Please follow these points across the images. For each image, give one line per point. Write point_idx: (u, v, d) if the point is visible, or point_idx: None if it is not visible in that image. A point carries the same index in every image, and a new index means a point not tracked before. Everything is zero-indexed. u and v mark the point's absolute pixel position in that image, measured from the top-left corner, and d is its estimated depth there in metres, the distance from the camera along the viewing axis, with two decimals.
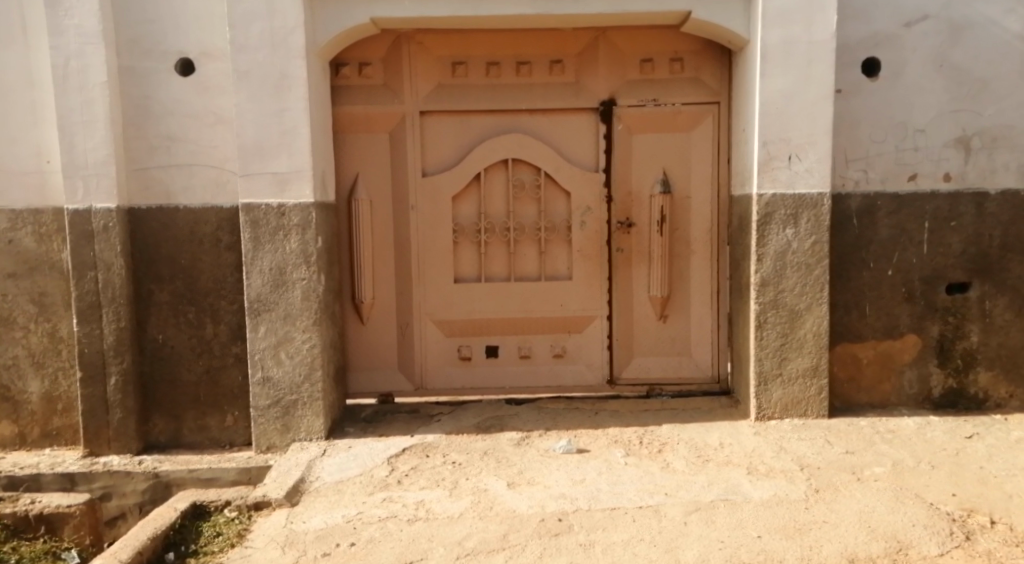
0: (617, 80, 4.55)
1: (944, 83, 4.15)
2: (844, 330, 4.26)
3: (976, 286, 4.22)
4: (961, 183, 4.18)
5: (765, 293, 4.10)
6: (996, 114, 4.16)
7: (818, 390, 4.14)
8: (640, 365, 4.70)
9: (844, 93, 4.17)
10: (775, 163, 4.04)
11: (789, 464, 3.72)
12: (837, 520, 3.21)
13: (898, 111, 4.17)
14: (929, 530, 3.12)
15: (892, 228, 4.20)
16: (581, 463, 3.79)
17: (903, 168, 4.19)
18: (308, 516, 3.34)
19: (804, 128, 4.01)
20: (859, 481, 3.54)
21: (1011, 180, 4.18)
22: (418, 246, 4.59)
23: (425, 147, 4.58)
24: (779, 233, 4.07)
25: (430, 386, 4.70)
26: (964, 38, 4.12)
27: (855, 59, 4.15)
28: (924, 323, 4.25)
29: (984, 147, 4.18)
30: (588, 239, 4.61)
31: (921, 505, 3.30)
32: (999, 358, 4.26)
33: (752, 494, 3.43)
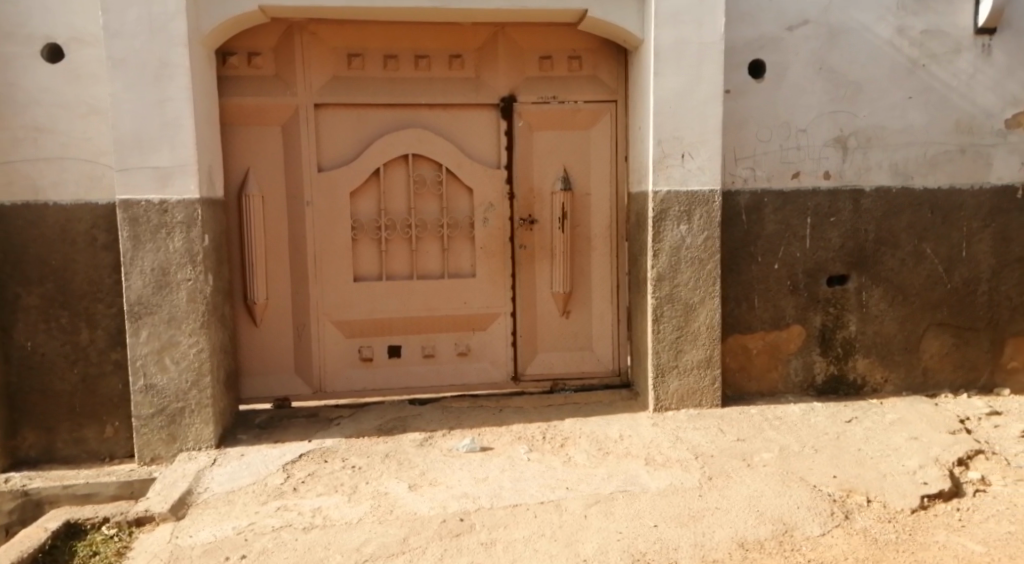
0: (517, 77, 4.54)
1: (823, 86, 4.36)
2: (735, 322, 4.42)
3: (853, 278, 4.47)
4: (839, 180, 4.42)
5: (661, 288, 4.20)
6: (870, 115, 4.41)
7: (712, 380, 4.29)
8: (543, 361, 4.72)
9: (733, 93, 4.32)
10: (669, 160, 4.14)
11: (684, 453, 3.83)
12: (728, 506, 3.32)
13: (782, 112, 4.36)
14: (811, 511, 3.28)
15: (777, 223, 4.39)
16: (484, 461, 3.77)
17: (787, 166, 4.38)
18: (195, 529, 3.17)
19: (696, 127, 4.13)
20: (749, 466, 3.68)
21: (884, 178, 4.44)
22: (314, 244, 4.45)
23: (320, 141, 4.44)
24: (673, 229, 4.18)
25: (329, 389, 4.55)
26: (841, 42, 4.34)
27: (742, 60, 4.30)
28: (808, 314, 4.46)
29: (860, 146, 4.42)
30: (491, 235, 4.59)
31: (805, 487, 3.47)
32: (874, 346, 4.53)
33: (649, 484, 3.51)
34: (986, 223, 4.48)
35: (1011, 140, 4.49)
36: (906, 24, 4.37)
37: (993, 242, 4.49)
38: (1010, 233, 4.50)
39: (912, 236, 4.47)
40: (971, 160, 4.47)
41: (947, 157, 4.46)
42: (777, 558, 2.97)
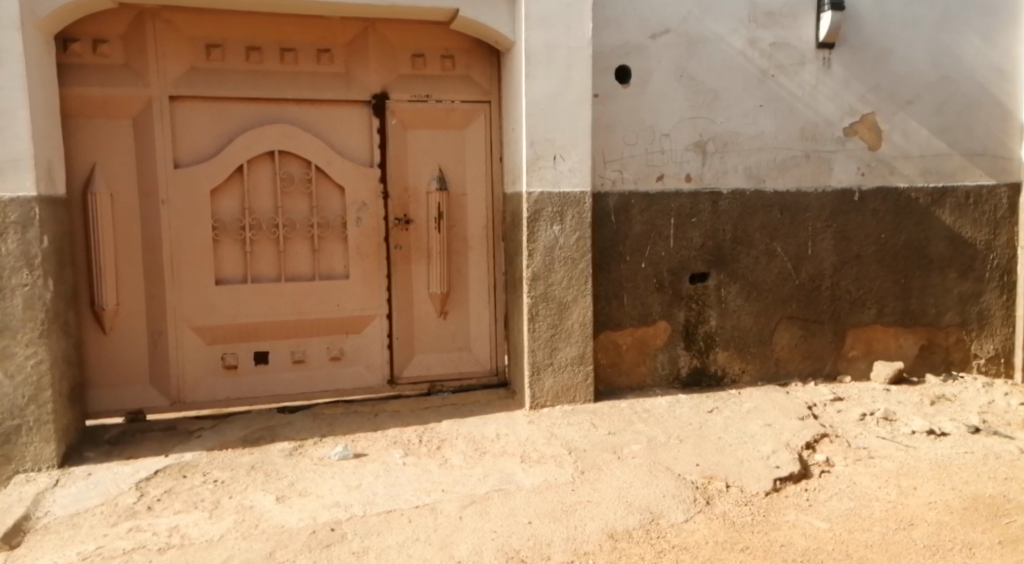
0: (389, 74, 4.45)
1: (684, 93, 4.57)
2: (606, 319, 4.54)
3: (713, 276, 4.72)
4: (700, 183, 4.64)
5: (536, 287, 4.25)
6: (727, 122, 4.66)
7: (585, 376, 4.39)
8: (420, 363, 4.65)
9: (601, 98, 4.44)
10: (541, 162, 4.20)
11: (558, 449, 3.89)
12: (599, 499, 3.40)
13: (647, 117, 4.53)
14: (676, 499, 3.42)
15: (643, 224, 4.56)
16: (357, 468, 3.68)
17: (652, 169, 4.56)
18: (32, 559, 2.89)
19: (566, 130, 4.22)
20: (619, 459, 3.79)
21: (740, 181, 4.71)
22: (171, 245, 4.18)
23: (177, 136, 4.18)
24: (547, 229, 4.25)
25: (189, 399, 4.29)
26: (700, 52, 4.56)
27: (608, 66, 4.43)
28: (672, 310, 4.67)
29: (718, 151, 4.66)
30: (364, 236, 4.48)
31: (670, 476, 3.61)
32: (733, 339, 4.79)
33: (524, 482, 3.54)
34: (828, 223, 4.85)
35: (849, 147, 4.86)
36: (757, 36, 4.64)
37: (835, 241, 4.86)
38: (849, 232, 4.88)
39: (764, 236, 4.76)
40: (814, 165, 4.81)
41: (794, 162, 4.78)
42: (645, 546, 3.07)
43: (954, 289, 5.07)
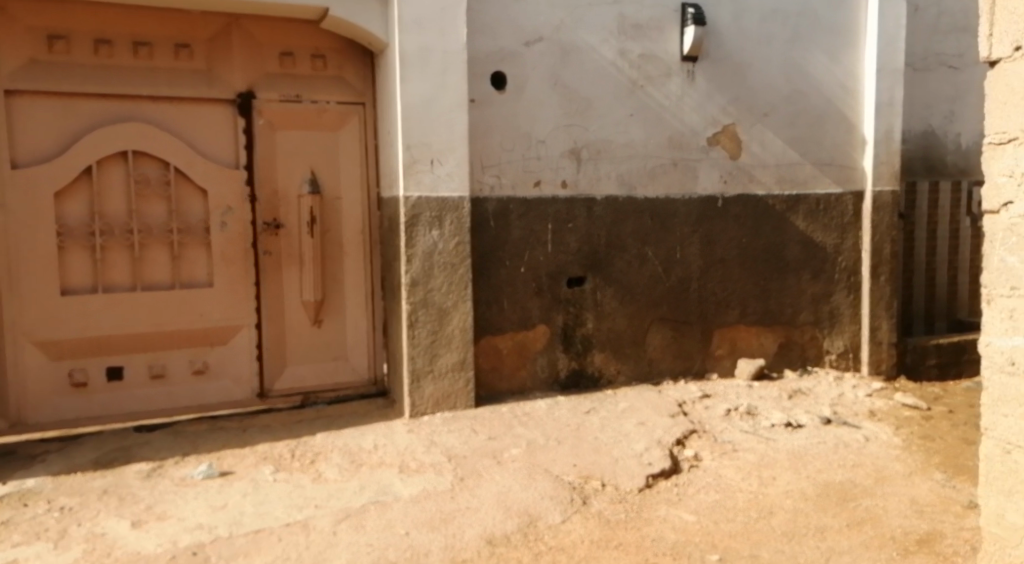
0: (255, 72, 4.26)
1: (559, 100, 4.64)
2: (487, 324, 4.54)
3: (589, 280, 4.82)
4: (575, 189, 4.73)
5: (415, 292, 4.19)
6: (600, 129, 4.77)
7: (465, 382, 4.36)
8: (293, 374, 4.47)
9: (477, 103, 4.44)
10: (418, 166, 4.14)
11: (437, 456, 3.84)
12: (477, 505, 3.38)
13: (523, 123, 4.57)
14: (553, 501, 3.46)
15: (522, 229, 4.59)
16: (223, 487, 3.48)
17: (529, 175, 4.60)
18: None
19: (443, 134, 4.19)
20: (499, 464, 3.79)
21: (613, 188, 4.84)
22: (8, 252, 3.81)
23: (13, 134, 3.81)
24: (425, 234, 4.19)
25: (31, 421, 3.92)
26: (573, 60, 4.65)
27: (484, 72, 4.43)
28: (551, 314, 4.73)
29: (592, 158, 4.76)
30: (230, 241, 4.26)
31: (548, 479, 3.65)
32: (608, 341, 4.91)
33: (401, 492, 3.47)
34: (695, 229, 5.07)
35: (713, 156, 5.10)
36: (626, 47, 4.79)
37: (701, 245, 5.09)
38: (715, 237, 5.13)
39: (637, 240, 4.92)
40: (681, 173, 5.02)
41: (663, 170, 4.97)
42: (522, 549, 3.07)
43: (807, 290, 5.43)
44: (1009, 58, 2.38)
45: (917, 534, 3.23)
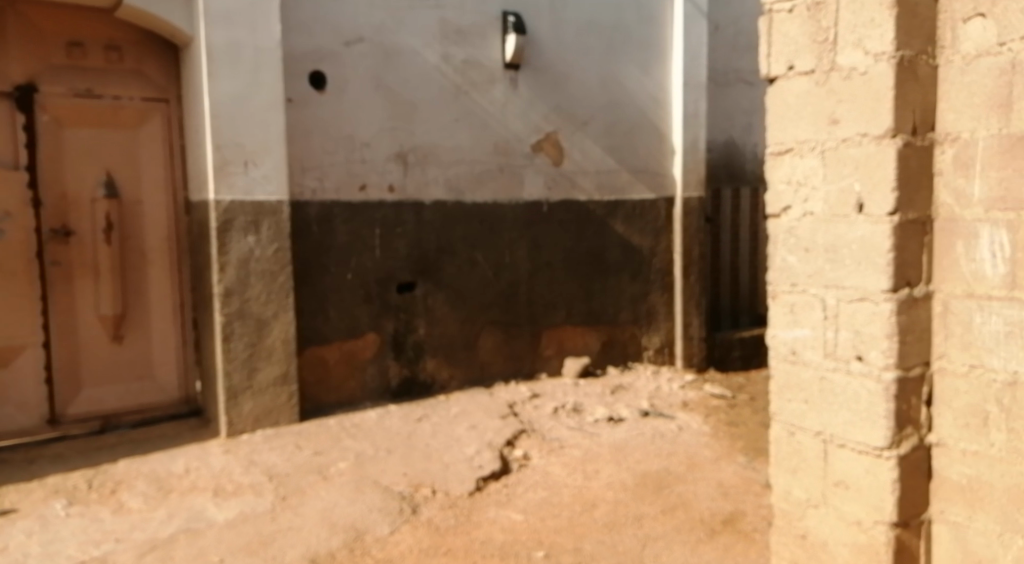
0: (37, 63, 3.83)
1: (382, 102, 4.56)
2: (311, 334, 4.37)
3: (419, 285, 4.78)
4: (402, 194, 4.67)
5: (229, 303, 3.95)
6: (426, 133, 4.74)
7: (288, 396, 4.18)
8: (90, 397, 4.06)
9: (295, 103, 4.26)
10: (229, 168, 3.91)
11: (258, 477, 3.64)
12: (300, 524, 3.24)
13: (346, 125, 4.44)
14: (382, 512, 3.38)
15: (347, 234, 4.47)
16: (4, 528, 3.09)
17: (353, 178, 4.48)
18: None
19: (257, 135, 3.98)
20: (325, 479, 3.66)
21: (441, 192, 4.83)
22: None
23: None
24: (240, 241, 3.97)
25: None
26: (395, 62, 4.59)
27: (301, 71, 4.27)
28: (380, 321, 4.64)
29: (418, 162, 4.73)
30: (9, 251, 3.81)
31: (377, 490, 3.56)
32: (440, 347, 4.90)
33: (215, 517, 3.25)
34: (522, 233, 5.18)
35: (537, 162, 5.24)
36: (449, 52, 4.81)
37: (528, 249, 5.21)
38: (540, 241, 5.27)
39: (466, 245, 4.94)
40: (507, 178, 5.11)
41: (489, 175, 5.03)
42: None
43: (627, 291, 5.71)
44: (785, 77, 2.62)
45: (723, 515, 3.48)
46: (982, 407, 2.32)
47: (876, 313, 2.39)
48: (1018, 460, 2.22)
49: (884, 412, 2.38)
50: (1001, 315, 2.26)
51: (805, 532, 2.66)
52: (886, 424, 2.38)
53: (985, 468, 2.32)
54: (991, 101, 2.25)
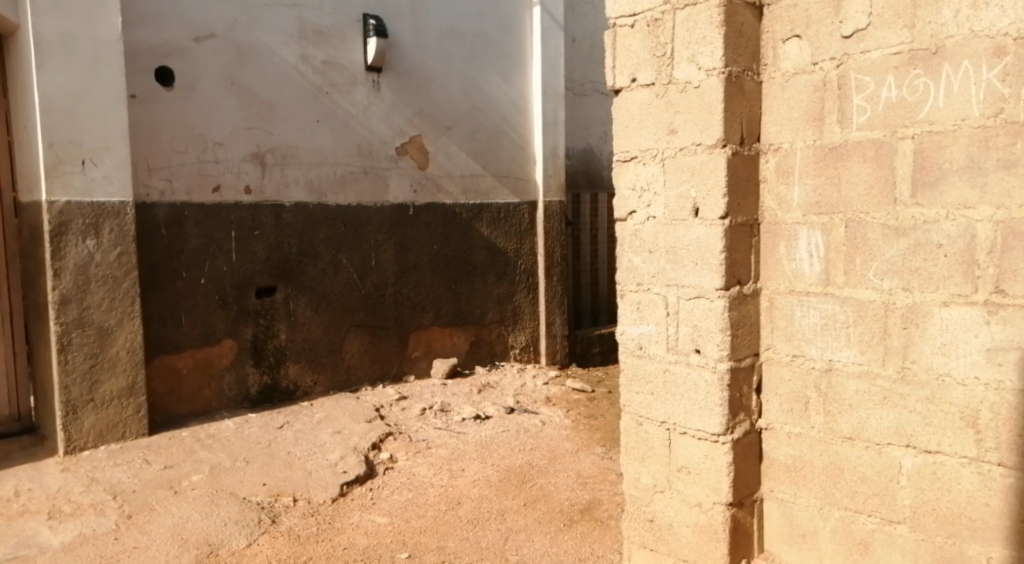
0: None
1: (236, 101, 4.41)
2: (161, 342, 4.17)
3: (280, 290, 4.65)
4: (260, 196, 4.54)
5: (65, 311, 3.70)
6: (284, 134, 4.63)
7: (136, 408, 3.95)
8: None
9: (139, 99, 4.05)
10: (65, 167, 3.66)
11: (100, 495, 3.42)
12: (147, 543, 3.08)
13: (197, 123, 4.27)
14: (238, 525, 3.27)
15: (200, 237, 4.29)
16: None
17: (205, 179, 4.31)
18: None
19: (96, 132, 3.75)
20: (176, 494, 3.49)
21: (301, 194, 4.72)
22: None
23: None
24: (78, 245, 3.72)
25: None
26: (250, 60, 4.45)
27: (146, 65, 4.07)
28: (238, 327, 4.48)
29: (277, 163, 4.61)
30: None
31: (234, 502, 3.45)
32: (302, 352, 4.79)
33: (49, 542, 3.04)
34: (388, 236, 5.15)
35: (401, 164, 5.23)
36: (307, 52, 4.71)
37: (394, 252, 5.19)
38: (406, 244, 5.26)
39: (329, 248, 4.86)
40: (371, 181, 5.07)
41: (352, 177, 4.97)
42: None
43: (493, 291, 5.82)
44: (628, 89, 2.77)
45: (580, 503, 3.63)
46: (803, 392, 2.54)
47: (711, 309, 2.56)
48: (833, 440, 2.45)
49: (719, 400, 2.56)
50: (817, 309, 2.47)
51: (652, 516, 2.81)
52: (721, 412, 2.56)
53: (807, 448, 2.54)
54: (806, 115, 2.46)
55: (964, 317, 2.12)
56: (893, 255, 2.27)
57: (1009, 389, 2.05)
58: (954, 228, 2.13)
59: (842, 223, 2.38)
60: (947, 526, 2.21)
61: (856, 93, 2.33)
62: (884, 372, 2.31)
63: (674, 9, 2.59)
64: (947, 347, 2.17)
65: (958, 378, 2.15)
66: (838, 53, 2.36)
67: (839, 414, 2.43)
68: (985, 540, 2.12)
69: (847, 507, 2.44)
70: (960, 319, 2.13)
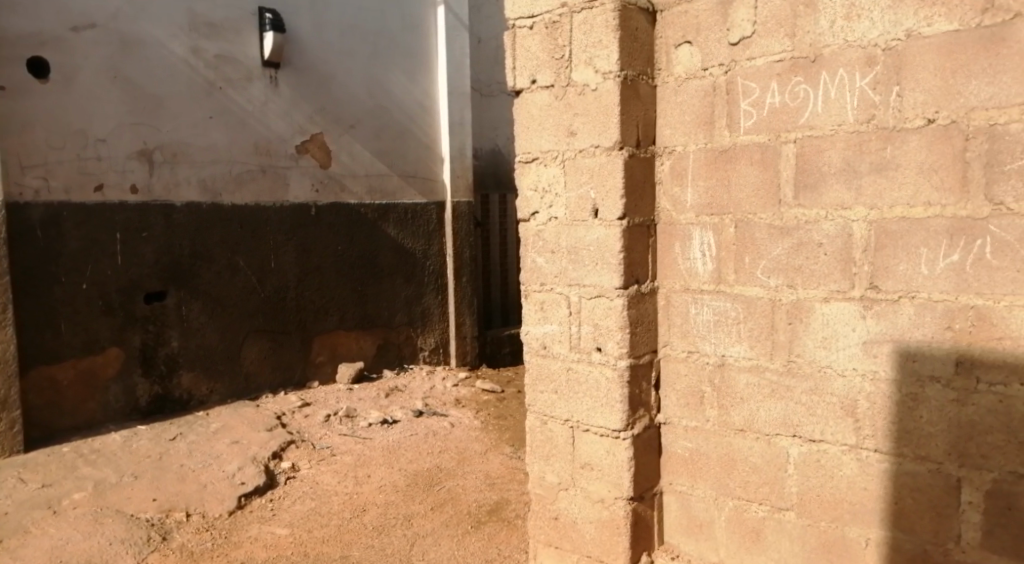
0: None
1: (120, 95, 4.18)
2: (37, 353, 3.91)
3: (171, 294, 4.43)
4: (147, 195, 4.31)
5: None
6: (173, 130, 4.42)
7: (10, 423, 3.73)
8: None
9: (9, 91, 3.78)
10: None
11: None
12: None
13: (76, 118, 4.02)
14: (125, 544, 3.10)
15: (81, 239, 4.04)
16: None
17: (86, 178, 4.07)
18: None
19: None
20: (55, 514, 3.28)
21: (194, 194, 4.52)
22: None
23: None
24: None
25: None
26: (134, 53, 4.22)
27: (16, 55, 3.80)
28: (125, 334, 4.24)
29: (166, 161, 4.39)
30: None
31: (120, 519, 3.26)
32: (197, 359, 4.59)
33: None
34: (288, 237, 5.00)
35: (302, 163, 5.09)
36: (198, 45, 4.51)
37: (295, 253, 5.04)
38: (309, 245, 5.11)
39: (225, 250, 4.67)
40: (269, 180, 4.91)
41: (249, 176, 4.80)
42: None
43: (400, 293, 5.74)
44: (529, 90, 2.78)
45: (488, 505, 3.63)
46: (698, 387, 2.61)
47: (611, 307, 2.61)
48: (727, 432, 2.54)
49: (619, 396, 2.61)
50: (710, 306, 2.55)
51: (557, 514, 2.83)
52: (621, 409, 2.61)
53: (702, 441, 2.61)
54: (697, 119, 2.53)
55: (843, 312, 2.24)
56: (778, 254, 2.37)
57: (883, 379, 2.18)
58: (833, 228, 2.24)
59: (731, 223, 2.47)
60: (830, 511, 2.32)
61: (743, 98, 2.41)
62: (771, 366, 2.41)
63: (572, 12, 2.62)
64: (828, 340, 2.28)
65: (838, 370, 2.26)
66: (726, 59, 2.44)
67: (732, 408, 2.52)
68: (865, 522, 2.25)
69: (740, 496, 2.53)
70: (839, 313, 2.25)
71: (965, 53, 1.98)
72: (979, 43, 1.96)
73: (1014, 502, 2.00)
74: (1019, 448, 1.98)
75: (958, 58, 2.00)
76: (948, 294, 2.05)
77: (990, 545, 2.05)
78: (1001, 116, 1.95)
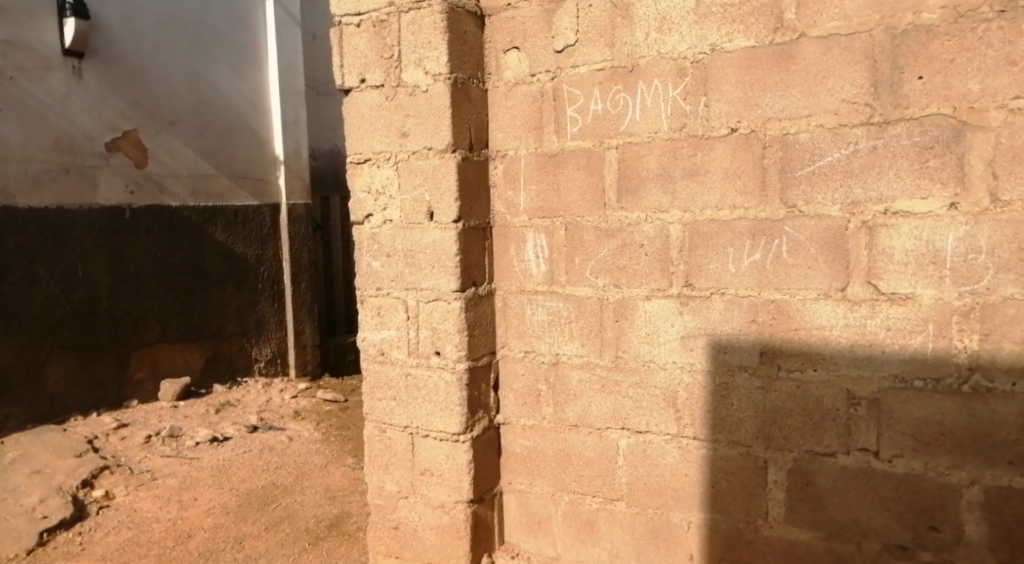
0: None
1: None
2: None
3: None
4: None
5: None
6: None
7: None
8: None
9: None
10: None
11: None
12: None
13: None
14: None
15: None
16: None
17: None
18: None
19: None
20: None
21: None
22: None
23: None
24: None
25: None
26: None
27: None
28: None
29: None
30: None
31: None
32: None
33: None
34: (99, 242, 4.58)
35: (112, 162, 4.69)
36: None
37: (107, 260, 4.62)
38: (124, 251, 4.71)
39: (21, 259, 4.21)
40: (74, 181, 4.49)
41: (49, 176, 4.37)
42: None
43: (231, 301, 5.42)
44: (359, 89, 2.70)
45: (328, 519, 3.50)
46: (534, 386, 2.66)
47: (449, 310, 2.59)
48: (562, 429, 2.60)
49: (458, 399, 2.60)
50: (544, 306, 2.60)
51: (397, 523, 2.77)
52: (460, 412, 2.60)
53: (539, 439, 2.66)
54: (527, 124, 2.58)
55: (662, 310, 2.36)
56: (605, 255, 2.46)
57: (699, 371, 2.32)
58: (652, 230, 2.36)
59: (562, 226, 2.54)
60: (656, 498, 2.44)
61: (569, 104, 2.48)
62: (601, 362, 2.50)
63: (399, 12, 2.58)
64: (651, 336, 2.39)
65: (660, 364, 2.38)
66: (552, 66, 2.50)
67: (565, 405, 2.59)
68: (686, 506, 2.38)
69: (575, 490, 2.60)
70: (659, 311, 2.37)
71: (761, 69, 2.15)
72: (772, 61, 2.14)
73: (811, 478, 2.19)
74: (814, 429, 2.17)
75: (756, 72, 2.16)
76: (753, 290, 2.22)
77: (793, 519, 2.23)
78: (792, 127, 2.13)
